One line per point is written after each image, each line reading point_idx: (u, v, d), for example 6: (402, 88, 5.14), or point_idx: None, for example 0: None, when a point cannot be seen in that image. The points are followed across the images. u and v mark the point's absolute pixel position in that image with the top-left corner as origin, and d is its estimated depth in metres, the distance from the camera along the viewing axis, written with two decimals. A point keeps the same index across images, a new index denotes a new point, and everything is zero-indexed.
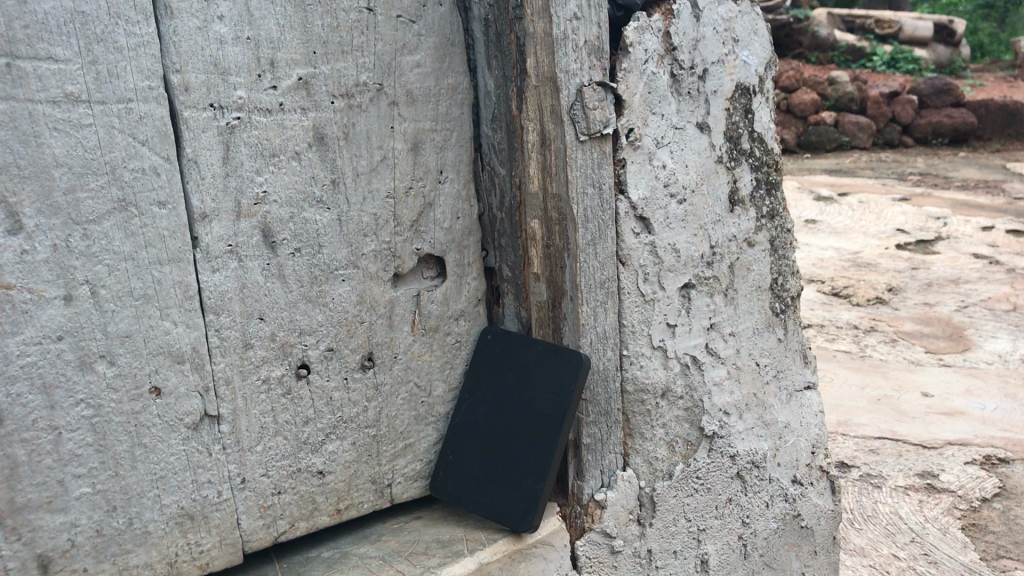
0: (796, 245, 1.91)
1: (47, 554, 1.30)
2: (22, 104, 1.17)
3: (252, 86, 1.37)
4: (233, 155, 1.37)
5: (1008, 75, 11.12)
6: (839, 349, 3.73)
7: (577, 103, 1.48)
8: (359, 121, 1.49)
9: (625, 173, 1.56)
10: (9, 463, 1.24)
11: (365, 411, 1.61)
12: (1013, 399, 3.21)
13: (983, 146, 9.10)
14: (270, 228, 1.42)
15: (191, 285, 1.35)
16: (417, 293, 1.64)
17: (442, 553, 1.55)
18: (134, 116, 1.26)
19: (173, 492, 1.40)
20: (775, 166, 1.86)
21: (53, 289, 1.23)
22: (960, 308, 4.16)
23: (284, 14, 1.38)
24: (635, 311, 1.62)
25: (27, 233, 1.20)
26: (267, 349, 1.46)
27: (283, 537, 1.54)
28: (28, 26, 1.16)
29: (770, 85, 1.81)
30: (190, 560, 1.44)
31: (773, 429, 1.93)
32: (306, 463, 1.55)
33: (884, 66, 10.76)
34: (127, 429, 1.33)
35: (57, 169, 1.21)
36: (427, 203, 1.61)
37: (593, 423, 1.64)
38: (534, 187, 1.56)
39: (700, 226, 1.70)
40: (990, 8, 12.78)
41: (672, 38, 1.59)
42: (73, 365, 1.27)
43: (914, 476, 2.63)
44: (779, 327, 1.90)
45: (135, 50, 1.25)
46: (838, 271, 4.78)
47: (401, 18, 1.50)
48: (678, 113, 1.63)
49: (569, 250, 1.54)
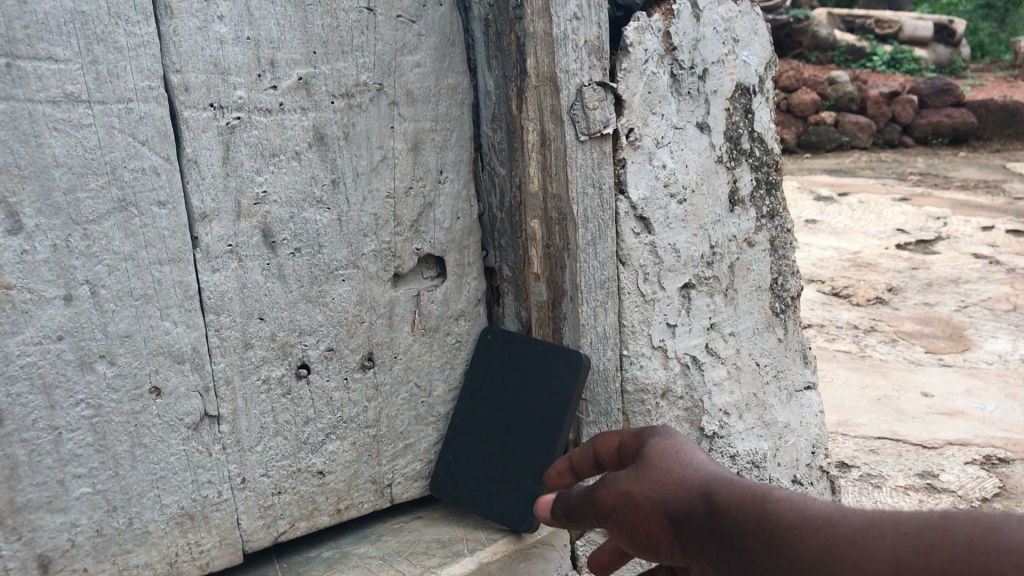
0: (796, 244, 1.92)
1: (47, 554, 1.30)
2: (22, 104, 1.17)
3: (252, 86, 1.37)
4: (233, 155, 1.37)
5: (1009, 75, 11.09)
6: (839, 349, 3.73)
7: (577, 102, 1.48)
8: (359, 121, 1.49)
9: (625, 173, 1.56)
10: (9, 463, 1.24)
11: (365, 411, 1.61)
12: (1014, 399, 3.21)
13: (983, 146, 9.08)
14: (270, 228, 1.43)
15: (191, 285, 1.35)
16: (417, 293, 1.64)
17: (442, 553, 1.55)
18: (134, 116, 1.26)
19: (173, 492, 1.40)
20: (775, 166, 1.86)
21: (53, 289, 1.23)
22: (960, 308, 4.15)
23: (285, 14, 1.38)
24: (635, 311, 1.62)
25: (27, 233, 1.20)
26: (267, 349, 1.46)
27: (283, 537, 1.55)
28: (28, 26, 1.16)
29: (770, 85, 1.82)
30: (190, 560, 1.44)
31: (774, 429, 1.92)
32: (306, 463, 1.55)
33: (883, 65, 10.75)
34: (127, 429, 1.33)
35: (57, 169, 1.21)
36: (427, 202, 1.61)
37: (593, 423, 1.65)
38: (534, 187, 1.55)
39: (700, 226, 1.70)
40: (990, 7, 12.80)
41: (672, 38, 1.59)
42: (73, 365, 1.27)
43: (914, 476, 2.62)
44: (779, 327, 1.90)
45: (135, 50, 1.25)
46: (838, 271, 4.78)
47: (401, 18, 1.51)
48: (678, 113, 1.63)
49: (569, 250, 1.54)
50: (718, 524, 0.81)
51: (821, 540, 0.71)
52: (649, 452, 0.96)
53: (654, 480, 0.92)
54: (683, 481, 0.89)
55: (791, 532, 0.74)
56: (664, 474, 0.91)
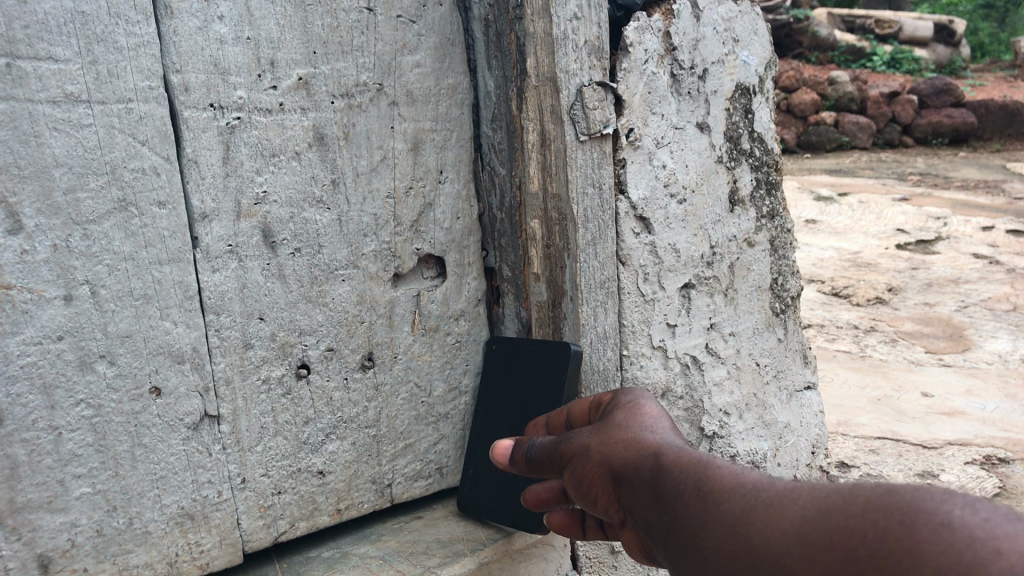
0: (796, 244, 1.92)
1: (47, 554, 1.30)
2: (22, 104, 1.17)
3: (252, 86, 1.37)
4: (233, 155, 1.37)
5: (1009, 75, 11.10)
6: (839, 349, 3.73)
7: (577, 102, 1.47)
8: (359, 121, 1.49)
9: (625, 173, 1.56)
10: (9, 463, 1.23)
11: (365, 411, 1.61)
12: (1014, 399, 3.20)
13: (983, 146, 9.08)
14: (270, 228, 1.43)
15: (191, 285, 1.35)
16: (417, 293, 1.64)
17: (442, 553, 1.55)
18: (134, 116, 1.26)
19: (173, 492, 1.40)
20: (775, 166, 1.86)
21: (53, 289, 1.23)
22: (960, 308, 4.15)
23: (285, 14, 1.38)
24: (635, 311, 1.62)
25: (27, 233, 1.20)
26: (267, 348, 1.46)
27: (283, 537, 1.55)
28: (28, 26, 1.16)
29: (770, 85, 1.83)
30: (190, 560, 1.44)
31: (774, 429, 1.92)
32: (306, 463, 1.55)
33: (883, 65, 10.75)
34: (127, 429, 1.33)
35: (57, 170, 1.21)
36: (427, 202, 1.61)
37: None
38: (534, 187, 1.54)
39: (700, 226, 1.70)
40: (990, 8, 12.81)
41: (672, 38, 1.59)
42: (73, 365, 1.27)
43: (914, 476, 2.62)
44: (779, 327, 1.90)
45: (135, 50, 1.25)
46: (838, 271, 4.78)
47: (401, 18, 1.51)
48: (678, 113, 1.63)
49: (569, 250, 1.53)
50: (659, 480, 0.85)
51: (744, 495, 0.75)
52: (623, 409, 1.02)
53: (609, 437, 0.98)
54: (636, 440, 0.94)
55: (721, 494, 0.77)
56: (620, 432, 0.97)
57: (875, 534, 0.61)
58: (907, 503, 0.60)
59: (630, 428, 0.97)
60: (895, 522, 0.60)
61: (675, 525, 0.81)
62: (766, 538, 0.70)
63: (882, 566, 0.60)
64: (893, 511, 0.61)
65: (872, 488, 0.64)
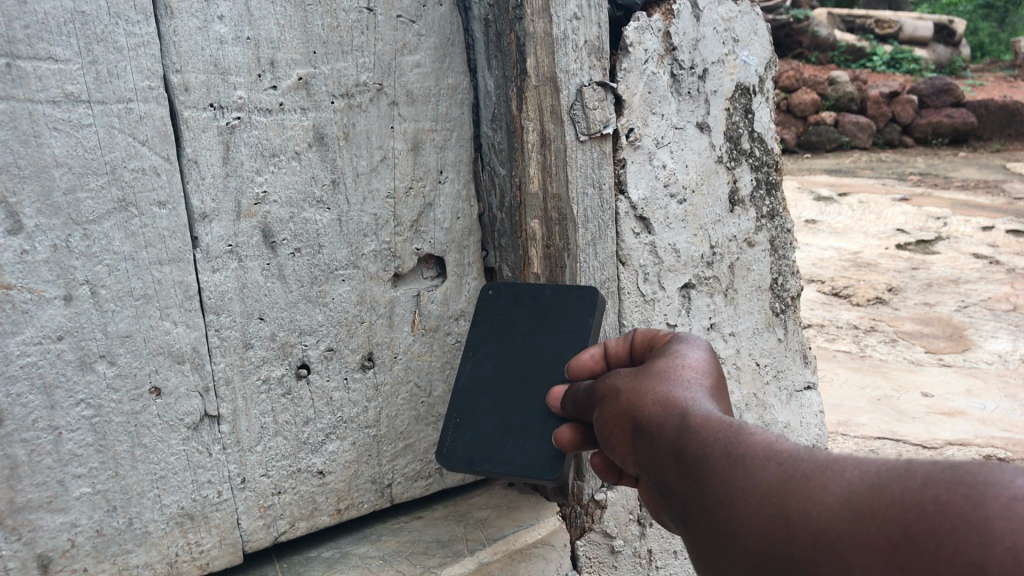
0: (796, 244, 1.92)
1: (47, 554, 1.30)
2: (22, 104, 1.17)
3: (252, 86, 1.37)
4: (233, 155, 1.37)
5: (1009, 75, 11.10)
6: (839, 349, 3.73)
7: (577, 102, 1.47)
8: (359, 121, 1.49)
9: (625, 173, 1.56)
10: (9, 463, 1.23)
11: (365, 411, 1.61)
12: (1014, 399, 3.20)
13: (983, 146, 9.08)
14: (270, 228, 1.43)
15: (191, 285, 1.35)
16: (417, 293, 1.63)
17: (442, 553, 1.55)
18: (134, 116, 1.26)
19: (173, 492, 1.40)
20: (775, 166, 1.86)
21: (53, 289, 1.23)
22: (960, 308, 4.15)
23: (285, 14, 1.38)
24: (635, 311, 1.62)
25: (27, 233, 1.20)
26: (267, 349, 1.46)
27: (283, 537, 1.55)
28: (28, 26, 1.16)
29: (770, 85, 1.83)
30: (190, 560, 1.44)
31: (773, 428, 1.93)
32: (306, 463, 1.55)
33: (883, 65, 10.75)
34: (127, 429, 1.33)
35: (57, 170, 1.21)
36: (427, 202, 1.61)
37: None
38: (534, 187, 1.54)
39: (700, 226, 1.70)
40: (990, 8, 12.82)
41: (672, 38, 1.59)
42: (73, 365, 1.26)
43: None
44: (779, 327, 1.90)
45: (135, 50, 1.25)
46: (838, 271, 4.78)
47: (401, 18, 1.50)
48: (678, 113, 1.63)
49: (569, 250, 1.53)
50: (684, 440, 0.80)
51: (781, 464, 0.70)
52: (650, 363, 0.96)
53: (638, 389, 0.92)
54: (666, 394, 0.88)
55: (754, 459, 0.72)
56: (649, 386, 0.91)
57: (936, 507, 0.57)
58: (972, 475, 0.56)
59: (664, 381, 0.91)
60: (958, 497, 0.56)
61: (702, 496, 0.76)
62: (805, 510, 0.66)
63: (944, 542, 0.56)
64: (958, 485, 0.57)
65: (934, 462, 0.59)
